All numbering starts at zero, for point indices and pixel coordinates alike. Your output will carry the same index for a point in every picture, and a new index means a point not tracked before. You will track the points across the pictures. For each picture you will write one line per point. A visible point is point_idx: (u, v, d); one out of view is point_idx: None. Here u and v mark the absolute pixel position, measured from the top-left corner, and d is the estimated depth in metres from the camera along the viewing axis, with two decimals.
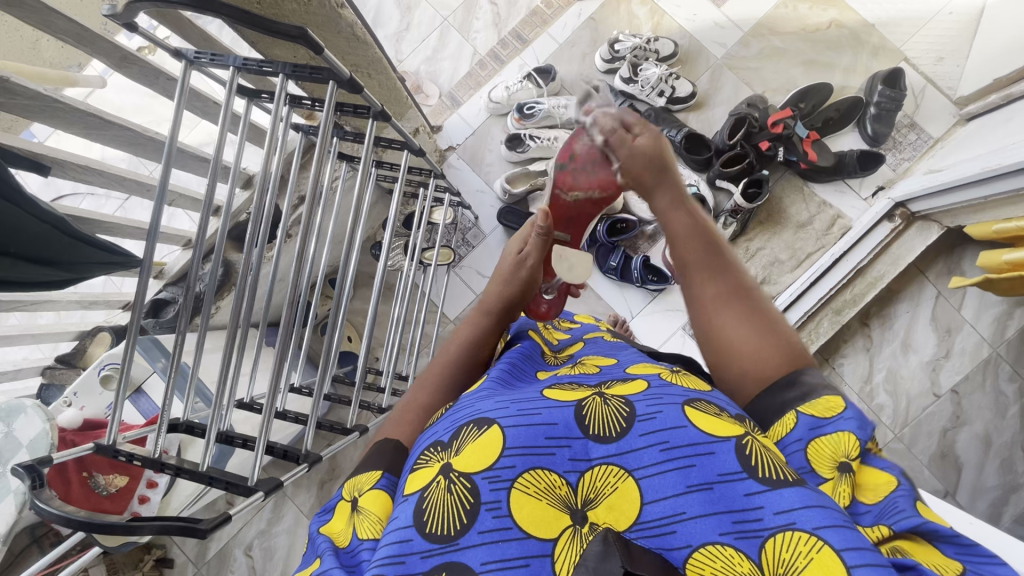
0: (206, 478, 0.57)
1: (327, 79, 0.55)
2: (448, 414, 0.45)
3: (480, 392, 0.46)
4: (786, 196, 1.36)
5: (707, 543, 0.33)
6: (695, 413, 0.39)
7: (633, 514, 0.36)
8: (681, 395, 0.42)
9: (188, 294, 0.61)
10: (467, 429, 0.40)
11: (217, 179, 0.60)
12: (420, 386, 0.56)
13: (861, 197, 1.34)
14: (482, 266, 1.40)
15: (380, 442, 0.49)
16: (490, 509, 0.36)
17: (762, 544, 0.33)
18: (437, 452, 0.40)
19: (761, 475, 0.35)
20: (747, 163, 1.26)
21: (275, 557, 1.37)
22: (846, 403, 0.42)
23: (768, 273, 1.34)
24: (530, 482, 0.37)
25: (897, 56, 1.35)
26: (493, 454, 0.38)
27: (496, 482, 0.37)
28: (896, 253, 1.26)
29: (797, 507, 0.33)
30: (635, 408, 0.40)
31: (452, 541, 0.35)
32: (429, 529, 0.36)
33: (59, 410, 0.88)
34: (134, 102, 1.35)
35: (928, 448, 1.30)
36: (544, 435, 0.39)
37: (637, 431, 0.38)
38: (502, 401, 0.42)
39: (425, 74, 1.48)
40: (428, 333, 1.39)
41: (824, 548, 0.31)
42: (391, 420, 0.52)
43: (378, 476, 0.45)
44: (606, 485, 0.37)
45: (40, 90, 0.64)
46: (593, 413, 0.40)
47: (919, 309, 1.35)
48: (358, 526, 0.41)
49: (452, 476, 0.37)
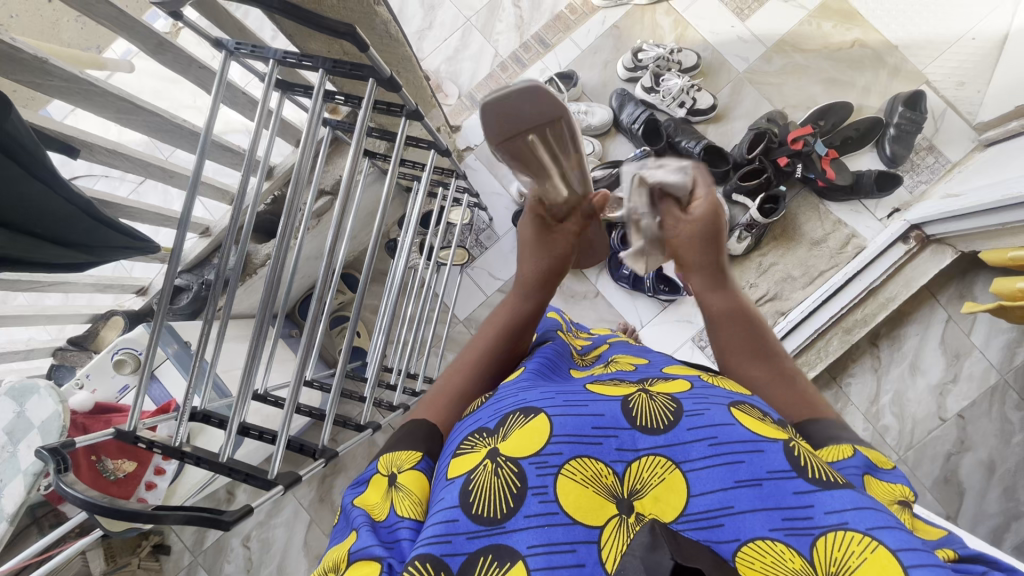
0: (225, 469, 0.57)
1: (367, 76, 0.55)
2: (490, 402, 0.47)
3: (521, 382, 0.47)
4: (801, 213, 1.36)
5: (757, 538, 0.34)
6: (742, 415, 0.40)
7: (679, 506, 0.36)
8: (726, 397, 0.43)
9: (218, 279, 0.62)
10: (513, 416, 0.40)
11: (248, 172, 0.60)
12: (456, 368, 0.58)
13: (877, 217, 1.34)
14: (494, 268, 1.40)
15: (415, 422, 0.50)
16: (536, 494, 0.37)
17: (813, 542, 0.33)
18: (483, 437, 0.41)
19: (811, 475, 0.36)
20: (764, 178, 1.26)
21: (272, 549, 1.37)
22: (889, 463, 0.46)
23: (780, 288, 1.34)
24: (576, 469, 0.38)
25: (918, 78, 1.36)
26: (540, 440, 0.38)
27: (543, 467, 0.37)
28: (908, 275, 1.26)
29: (850, 508, 0.33)
30: (682, 405, 0.41)
31: (499, 524, 0.36)
32: (476, 511, 0.37)
33: (71, 393, 0.88)
34: (155, 87, 1.35)
35: (931, 472, 1.30)
36: (591, 425, 0.39)
37: (686, 425, 0.39)
38: (547, 392, 0.43)
39: (446, 74, 1.48)
40: (437, 332, 1.39)
41: (878, 548, 0.31)
42: (424, 402, 0.54)
43: (417, 458, 0.46)
44: (653, 477, 0.37)
45: (75, 72, 0.64)
46: (640, 407, 0.41)
47: (929, 332, 1.35)
48: (397, 503, 0.42)
49: (499, 460, 0.38)
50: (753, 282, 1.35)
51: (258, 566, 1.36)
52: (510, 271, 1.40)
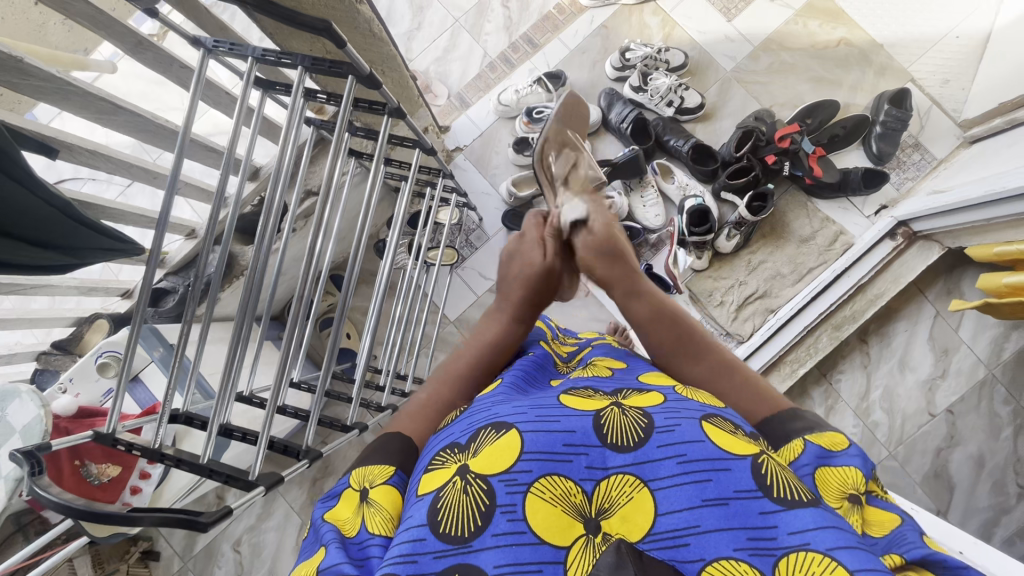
0: (206, 471, 0.56)
1: (346, 73, 0.55)
2: (464, 415, 0.48)
3: (496, 396, 0.48)
4: (790, 211, 1.37)
5: (721, 558, 0.35)
6: (713, 429, 0.41)
7: (647, 526, 0.38)
8: (699, 410, 0.44)
9: (197, 281, 0.61)
10: (486, 431, 0.42)
11: (228, 173, 0.60)
12: (442, 381, 0.57)
13: (864, 214, 1.34)
14: (484, 269, 1.40)
15: (391, 436, 0.50)
16: (505, 513, 0.38)
17: (776, 562, 0.34)
18: (454, 454, 0.42)
19: (777, 494, 0.37)
20: (752, 176, 1.27)
21: (263, 554, 1.36)
22: (849, 439, 0.43)
23: (770, 286, 1.34)
24: (544, 487, 0.39)
25: (904, 76, 1.37)
26: (511, 457, 0.39)
27: (512, 485, 0.39)
28: (896, 271, 1.27)
29: (812, 528, 0.35)
30: (653, 420, 0.42)
31: (466, 544, 0.37)
32: (444, 530, 0.37)
33: (53, 397, 0.87)
34: (141, 89, 1.34)
35: (921, 468, 1.30)
36: (561, 442, 0.40)
37: (655, 443, 0.40)
38: (519, 407, 0.44)
39: (435, 75, 1.48)
40: (427, 333, 1.38)
41: (837, 568, 0.32)
42: (406, 415, 0.54)
43: (390, 472, 0.46)
44: (622, 495, 0.39)
45: (53, 71, 0.63)
46: (611, 422, 0.42)
47: (918, 328, 1.36)
48: (369, 519, 0.42)
49: (469, 478, 0.39)
50: (742, 280, 1.35)
51: (249, 570, 1.35)
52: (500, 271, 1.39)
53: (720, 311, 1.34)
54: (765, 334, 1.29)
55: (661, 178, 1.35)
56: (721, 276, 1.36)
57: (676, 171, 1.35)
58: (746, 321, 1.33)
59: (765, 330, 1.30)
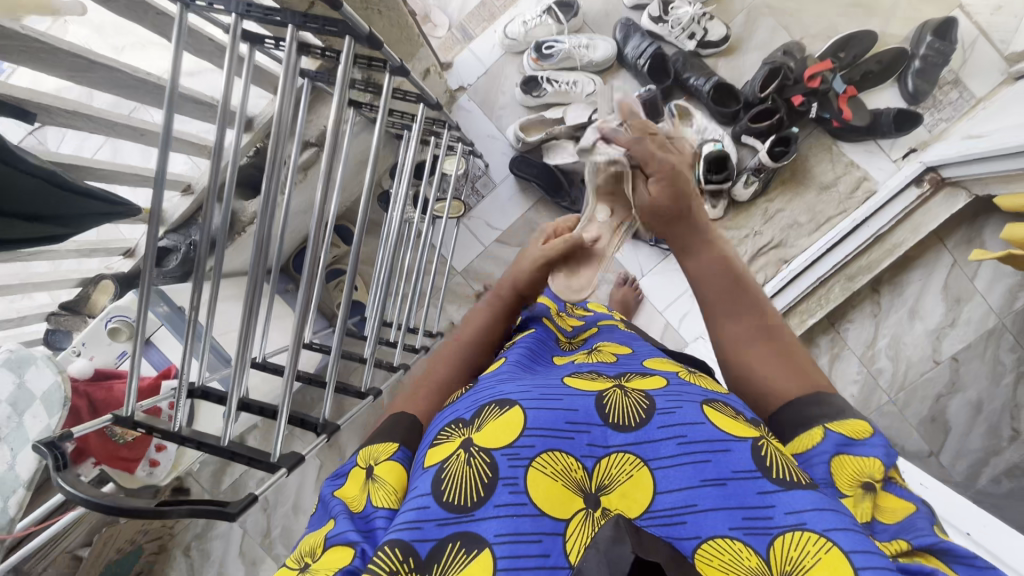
0: (228, 453, 0.55)
1: (342, 32, 0.49)
2: (468, 393, 0.51)
3: (501, 372, 0.51)
4: (812, 156, 1.30)
5: (716, 536, 0.38)
6: (714, 413, 0.45)
7: (645, 504, 0.40)
8: (700, 395, 0.48)
9: (202, 235, 0.59)
10: (491, 408, 0.45)
11: (223, 125, 0.56)
12: (438, 361, 0.60)
13: (891, 158, 1.27)
14: (491, 218, 1.36)
15: (397, 414, 0.52)
16: (507, 484, 0.40)
17: (771, 541, 0.37)
18: (459, 428, 0.46)
19: (774, 476, 0.40)
20: (776, 119, 1.19)
21: (286, 491, 1.44)
22: (872, 428, 0.43)
23: (785, 236, 1.30)
24: (547, 462, 0.42)
25: (951, 2, 1.24)
26: (514, 432, 0.43)
27: (515, 459, 0.42)
28: (917, 220, 1.23)
29: (808, 508, 0.37)
30: (655, 403, 0.46)
31: (468, 512, 0.40)
32: (447, 499, 0.40)
33: (69, 360, 0.88)
34: (117, 26, 1.25)
35: (918, 412, 1.31)
36: (565, 420, 0.44)
37: (657, 424, 0.44)
38: (525, 386, 0.48)
39: (434, 2, 1.36)
40: (435, 284, 1.37)
41: (831, 548, 0.34)
42: (404, 394, 0.56)
43: (394, 448, 0.48)
44: (622, 473, 0.42)
45: (17, 27, 0.57)
46: (614, 405, 0.46)
47: (931, 278, 1.36)
48: (374, 493, 0.44)
49: (474, 450, 0.42)
50: (758, 230, 1.31)
51: (273, 506, 1.45)
52: (508, 219, 1.36)
53: None
54: (776, 286, 1.26)
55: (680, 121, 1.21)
56: (735, 226, 1.32)
57: (695, 113, 1.23)
58: (759, 271, 1.30)
59: (777, 281, 1.27)
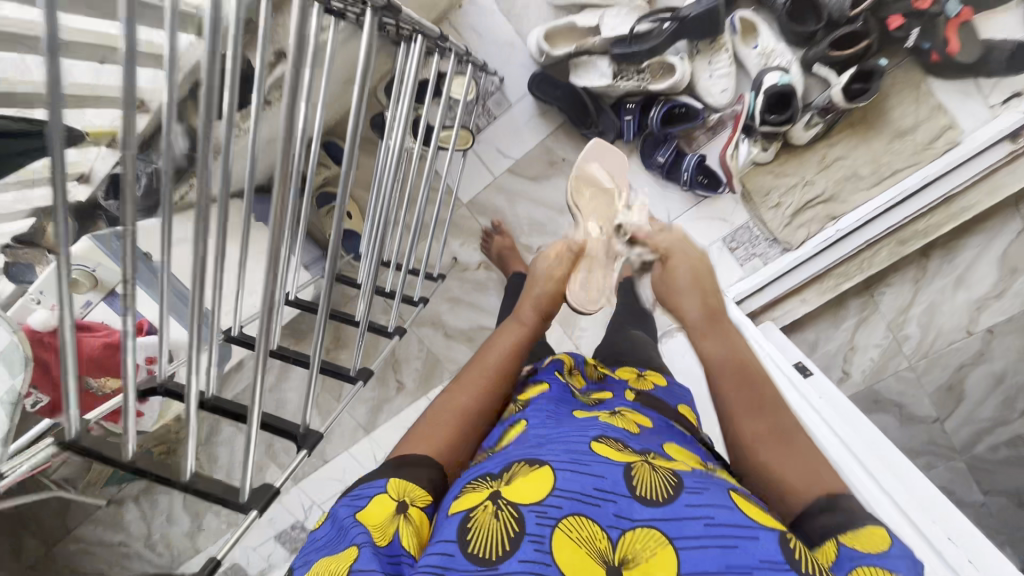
0: (193, 491, 0.49)
1: None
2: (498, 453, 0.52)
3: (530, 435, 0.52)
4: (891, 94, 1.10)
5: None
6: (742, 501, 0.45)
7: None
8: (726, 482, 0.47)
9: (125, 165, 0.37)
10: (520, 465, 0.46)
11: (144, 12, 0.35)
12: (459, 390, 0.59)
13: (987, 103, 1.06)
14: (504, 144, 1.19)
15: (415, 454, 0.52)
16: (532, 541, 0.40)
17: None
18: (487, 481, 0.46)
19: (803, 569, 0.39)
20: (863, 48, 0.99)
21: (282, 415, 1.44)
22: (889, 542, 0.43)
23: (840, 188, 1.13)
24: (571, 526, 0.42)
25: None
26: (544, 491, 0.43)
27: (542, 517, 0.42)
28: (998, 181, 1.05)
29: None
30: (684, 481, 0.45)
31: (493, 565, 0.39)
32: (472, 549, 0.40)
33: (28, 308, 0.79)
34: None
35: (937, 379, 1.21)
36: (593, 486, 0.44)
37: (685, 502, 0.43)
38: (556, 447, 0.48)
39: None
40: (438, 217, 1.23)
41: None
42: (418, 434, 0.54)
43: (428, 500, 0.49)
44: (646, 547, 0.41)
45: None
46: (643, 477, 0.45)
47: (992, 243, 1.21)
48: (402, 532, 0.45)
49: (501, 503, 0.43)
50: (810, 179, 1.14)
51: None
52: (524, 148, 1.19)
53: (773, 215, 1.16)
54: (819, 245, 1.12)
55: (741, 39, 1.07)
56: (784, 173, 1.15)
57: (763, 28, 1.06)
58: (801, 228, 1.15)
59: (820, 240, 1.12)
